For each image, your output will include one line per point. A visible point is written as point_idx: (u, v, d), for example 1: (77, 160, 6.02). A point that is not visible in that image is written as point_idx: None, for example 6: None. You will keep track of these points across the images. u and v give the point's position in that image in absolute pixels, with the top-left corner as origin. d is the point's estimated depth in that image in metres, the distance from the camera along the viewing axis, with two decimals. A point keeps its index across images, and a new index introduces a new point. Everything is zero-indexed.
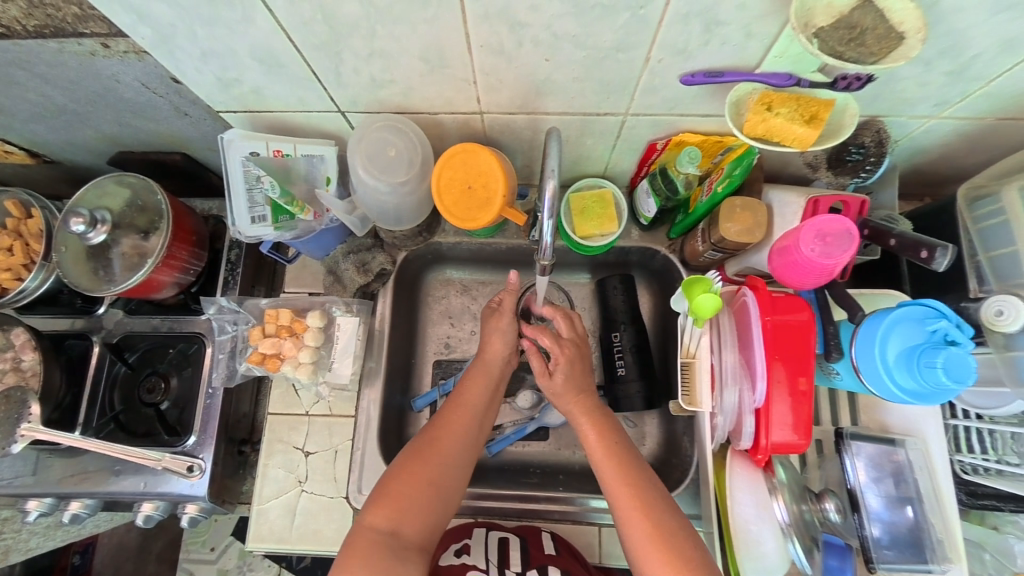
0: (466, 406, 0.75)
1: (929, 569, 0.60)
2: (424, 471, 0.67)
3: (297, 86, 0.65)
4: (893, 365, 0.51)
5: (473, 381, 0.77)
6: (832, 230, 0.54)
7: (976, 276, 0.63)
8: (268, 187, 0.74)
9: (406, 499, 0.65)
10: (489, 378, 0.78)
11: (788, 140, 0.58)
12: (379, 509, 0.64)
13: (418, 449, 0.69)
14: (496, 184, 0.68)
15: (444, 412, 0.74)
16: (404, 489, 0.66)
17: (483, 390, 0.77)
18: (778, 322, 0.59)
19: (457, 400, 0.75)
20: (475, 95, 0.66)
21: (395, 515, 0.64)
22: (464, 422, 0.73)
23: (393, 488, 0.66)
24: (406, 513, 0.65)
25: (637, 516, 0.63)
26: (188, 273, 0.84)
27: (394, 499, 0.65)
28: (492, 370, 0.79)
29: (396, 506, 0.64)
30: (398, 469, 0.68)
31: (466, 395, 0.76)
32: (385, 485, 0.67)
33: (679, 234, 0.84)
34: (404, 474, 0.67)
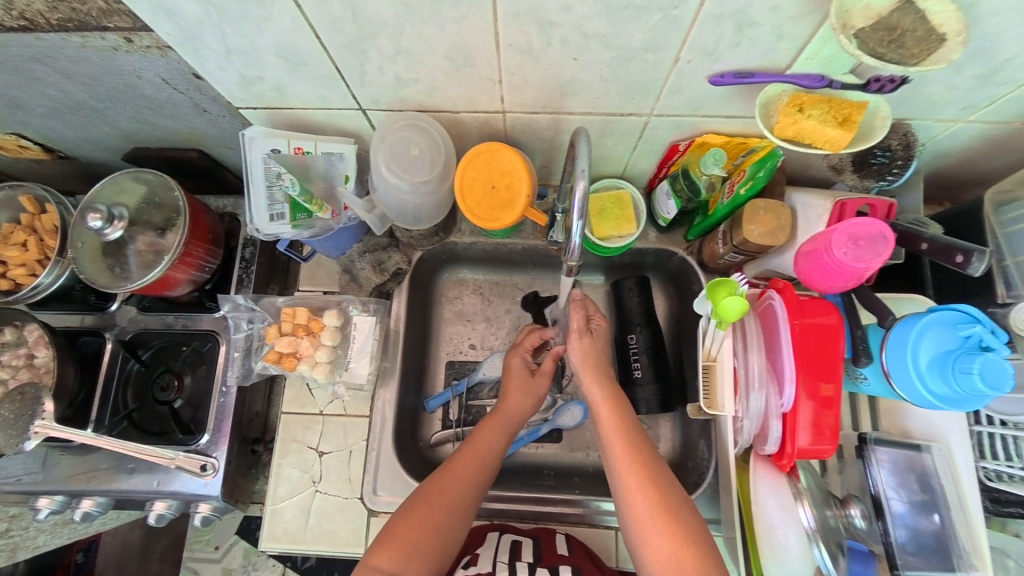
0: (478, 453, 0.72)
1: None
2: (430, 518, 0.65)
3: (321, 84, 0.65)
4: (925, 370, 0.50)
5: (488, 426, 0.76)
6: (864, 233, 0.54)
7: (1003, 282, 0.62)
8: (288, 184, 0.73)
9: (412, 543, 0.63)
10: (505, 427, 0.76)
11: (819, 142, 0.57)
12: (385, 550, 0.63)
13: (426, 492, 0.67)
14: (519, 185, 0.68)
15: (455, 457, 0.71)
16: (409, 532, 0.64)
17: (498, 438, 0.75)
18: (805, 325, 0.58)
19: (471, 446, 0.73)
20: (498, 95, 0.65)
21: (401, 557, 0.62)
22: (476, 469, 0.71)
23: (400, 529, 0.64)
24: (411, 558, 0.63)
25: (660, 524, 0.60)
26: (203, 271, 0.83)
27: (400, 542, 0.63)
28: (507, 416, 0.77)
29: (402, 550, 0.63)
30: (406, 512, 0.66)
31: (480, 441, 0.74)
32: (392, 526, 0.65)
33: (697, 236, 0.84)
34: (412, 519, 0.65)
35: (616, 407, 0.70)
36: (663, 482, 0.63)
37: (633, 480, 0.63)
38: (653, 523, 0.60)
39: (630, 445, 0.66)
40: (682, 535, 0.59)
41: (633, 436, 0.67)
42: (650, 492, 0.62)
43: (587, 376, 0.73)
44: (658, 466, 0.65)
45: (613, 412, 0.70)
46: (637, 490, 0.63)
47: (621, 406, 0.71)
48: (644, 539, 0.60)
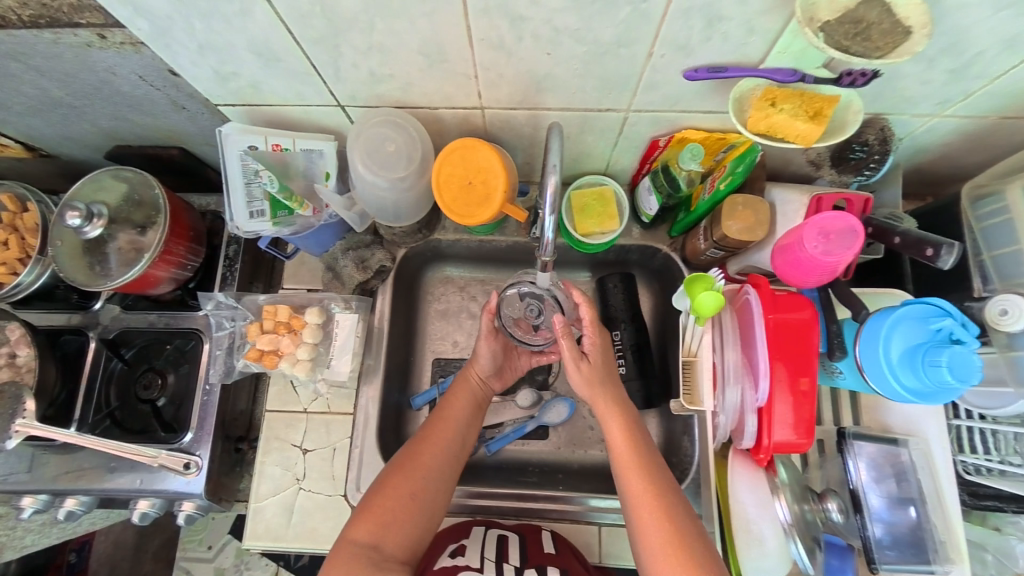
0: (449, 419, 0.74)
1: (931, 569, 0.59)
2: (406, 485, 0.66)
3: (296, 81, 0.65)
4: (896, 364, 0.50)
5: (457, 393, 0.78)
6: (836, 227, 0.54)
7: (980, 276, 0.63)
8: (267, 181, 0.74)
9: (389, 512, 0.64)
10: (473, 392, 0.78)
11: (792, 136, 0.57)
12: (362, 523, 0.63)
13: (401, 462, 0.69)
14: (495, 181, 0.65)
15: (428, 424, 0.73)
16: (387, 502, 0.65)
17: (468, 404, 0.77)
18: (781, 320, 0.57)
19: (443, 412, 0.75)
20: (475, 90, 0.65)
21: (377, 528, 0.63)
22: (448, 433, 0.72)
23: (378, 501, 0.65)
24: (389, 527, 0.64)
25: (674, 561, 0.59)
26: (184, 268, 0.83)
27: (376, 512, 0.64)
28: (478, 386, 0.79)
29: (378, 520, 0.64)
30: (381, 483, 0.67)
31: (450, 408, 0.75)
32: (370, 499, 0.66)
33: (680, 233, 0.84)
34: (388, 487, 0.66)
35: (635, 442, 0.67)
36: (679, 517, 0.62)
37: (657, 544, 0.61)
38: (667, 559, 0.59)
39: (650, 480, 0.64)
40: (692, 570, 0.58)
41: (654, 473, 0.65)
42: (661, 525, 0.61)
43: (603, 407, 0.70)
44: (676, 497, 0.64)
45: (631, 446, 0.67)
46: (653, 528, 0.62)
47: (639, 436, 0.68)
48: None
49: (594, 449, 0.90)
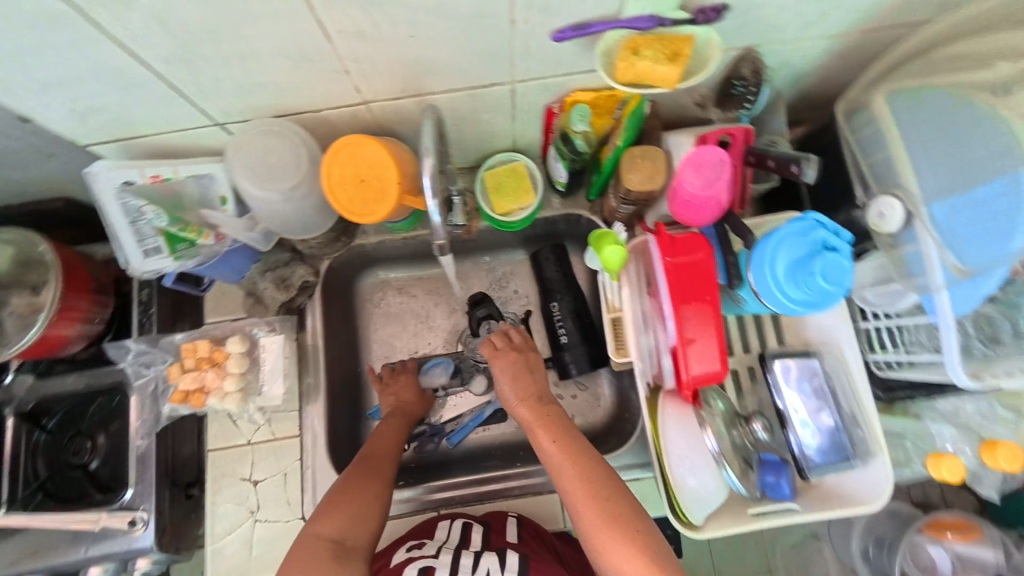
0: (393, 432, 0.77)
1: (851, 464, 0.62)
2: (371, 480, 0.66)
3: (161, 104, 0.62)
4: (783, 279, 0.52)
5: (393, 417, 0.81)
6: (706, 161, 0.55)
7: (861, 184, 0.63)
8: (152, 217, 0.69)
9: (356, 505, 0.63)
10: (406, 416, 0.82)
11: (657, 81, 0.58)
12: (327, 519, 0.61)
13: (362, 464, 0.69)
14: (388, 174, 0.62)
15: (376, 436, 0.76)
16: (353, 495, 0.64)
17: (403, 425, 0.80)
18: (678, 262, 0.57)
19: (386, 428, 0.78)
20: (353, 85, 0.63)
21: (345, 522, 0.61)
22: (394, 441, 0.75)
23: (343, 494, 0.64)
24: (355, 521, 0.62)
25: (614, 538, 0.58)
26: (93, 323, 0.79)
27: (342, 507, 0.62)
28: (406, 412, 0.82)
29: (346, 515, 0.62)
30: (345, 481, 0.66)
31: (391, 426, 0.78)
32: (331, 497, 0.64)
33: (598, 195, 0.84)
34: (350, 485, 0.65)
35: (552, 424, 0.67)
36: (614, 496, 0.61)
37: (596, 528, 0.59)
38: (606, 538, 0.58)
39: (576, 464, 0.63)
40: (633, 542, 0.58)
41: (581, 458, 0.63)
42: (594, 506, 0.60)
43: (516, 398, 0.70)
44: (607, 476, 0.62)
45: (551, 431, 0.66)
46: (588, 509, 0.60)
47: (557, 422, 0.67)
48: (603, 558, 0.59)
49: None
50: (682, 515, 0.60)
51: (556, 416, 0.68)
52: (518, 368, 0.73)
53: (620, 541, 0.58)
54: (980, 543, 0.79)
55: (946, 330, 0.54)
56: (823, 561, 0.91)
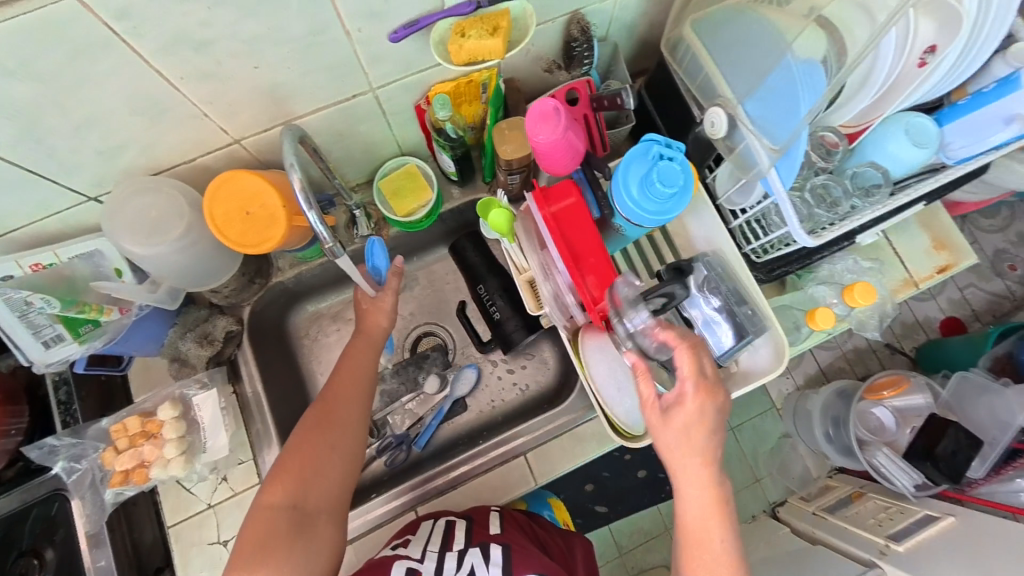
0: (350, 371, 0.76)
1: (750, 339, 0.67)
2: (321, 438, 0.69)
3: (23, 190, 0.61)
4: (638, 198, 0.58)
5: (354, 349, 0.79)
6: (545, 113, 0.60)
7: (696, 104, 0.72)
8: (43, 305, 0.67)
9: (304, 470, 0.67)
10: (370, 345, 0.80)
11: (488, 55, 0.64)
12: (278, 487, 0.65)
13: (312, 422, 0.70)
14: (272, 200, 0.64)
15: (332, 381, 0.75)
16: (300, 461, 0.67)
17: (366, 356, 0.78)
18: (554, 209, 0.63)
19: (344, 365, 0.77)
20: (219, 126, 0.66)
21: (296, 488, 0.66)
22: (351, 386, 0.74)
23: (291, 461, 0.67)
24: (307, 483, 0.66)
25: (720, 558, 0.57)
26: (10, 435, 0.75)
27: (291, 475, 0.66)
28: (371, 336, 0.80)
29: (296, 482, 0.66)
30: (294, 445, 0.69)
31: (350, 361, 0.77)
32: (284, 461, 0.68)
33: (492, 175, 0.90)
34: (300, 450, 0.68)
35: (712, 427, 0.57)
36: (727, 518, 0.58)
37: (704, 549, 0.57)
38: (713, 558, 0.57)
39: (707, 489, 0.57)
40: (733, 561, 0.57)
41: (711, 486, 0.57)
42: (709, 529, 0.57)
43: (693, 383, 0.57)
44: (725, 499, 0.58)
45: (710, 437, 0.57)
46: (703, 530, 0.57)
47: (706, 430, 0.57)
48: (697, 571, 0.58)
49: (510, 394, 0.97)
50: (624, 430, 0.67)
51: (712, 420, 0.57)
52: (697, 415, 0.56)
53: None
54: (910, 392, 0.93)
55: (782, 202, 0.61)
56: (800, 455, 1.09)
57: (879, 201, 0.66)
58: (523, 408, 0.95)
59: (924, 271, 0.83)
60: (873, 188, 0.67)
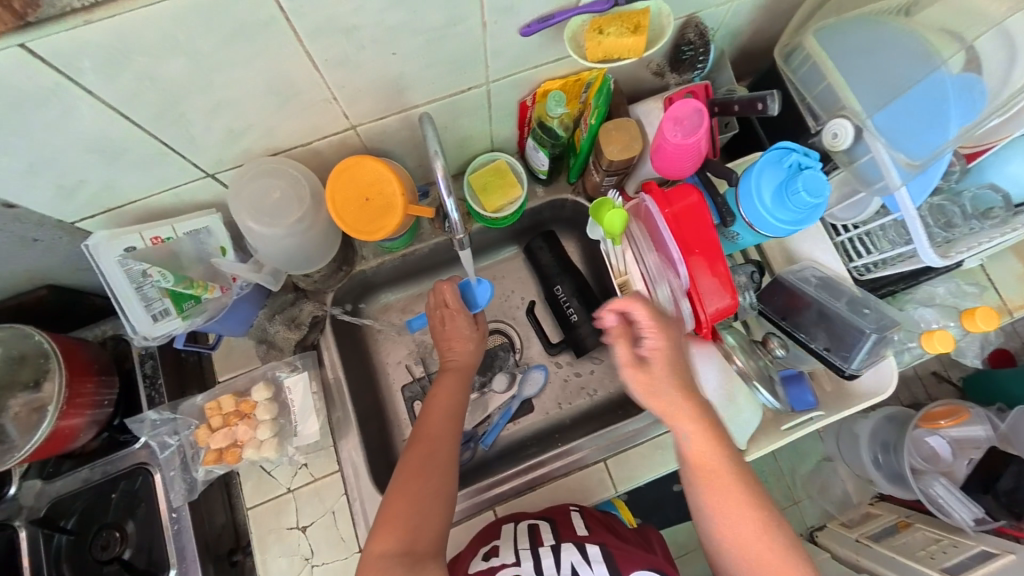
0: (441, 403, 0.74)
1: (875, 338, 0.65)
2: (424, 478, 0.66)
3: (154, 164, 0.61)
4: (772, 206, 0.58)
5: (445, 380, 0.78)
6: (682, 113, 0.61)
7: (810, 115, 0.73)
8: (158, 278, 0.69)
9: (411, 514, 0.63)
10: (460, 375, 0.79)
11: (625, 52, 0.65)
12: (386, 535, 0.62)
13: (411, 462, 0.67)
14: (391, 188, 0.66)
15: (424, 418, 0.73)
16: (405, 504, 0.64)
17: (457, 386, 0.77)
18: (675, 211, 0.63)
19: (435, 398, 0.75)
20: (340, 112, 0.66)
21: (405, 534, 0.62)
22: (446, 418, 0.73)
23: (396, 505, 0.64)
24: (415, 530, 0.62)
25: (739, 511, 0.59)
26: (103, 406, 0.75)
27: (399, 520, 0.63)
28: (461, 366, 0.80)
29: (404, 528, 0.62)
30: (397, 486, 0.65)
31: (441, 394, 0.75)
32: (387, 509, 0.64)
33: (578, 176, 0.90)
34: (404, 493, 0.64)
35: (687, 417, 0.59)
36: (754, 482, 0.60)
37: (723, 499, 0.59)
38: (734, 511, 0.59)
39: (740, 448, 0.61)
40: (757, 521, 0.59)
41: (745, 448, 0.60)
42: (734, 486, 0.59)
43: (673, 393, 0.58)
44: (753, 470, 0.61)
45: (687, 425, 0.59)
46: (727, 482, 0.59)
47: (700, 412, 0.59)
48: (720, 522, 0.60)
49: (580, 398, 0.94)
50: None
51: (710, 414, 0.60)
52: (673, 362, 0.59)
53: (739, 496, 0.59)
54: (970, 423, 0.88)
55: (910, 219, 0.64)
56: (841, 479, 1.03)
57: (999, 222, 0.66)
58: (593, 413, 0.93)
59: (1017, 298, 0.81)
60: (991, 210, 0.67)
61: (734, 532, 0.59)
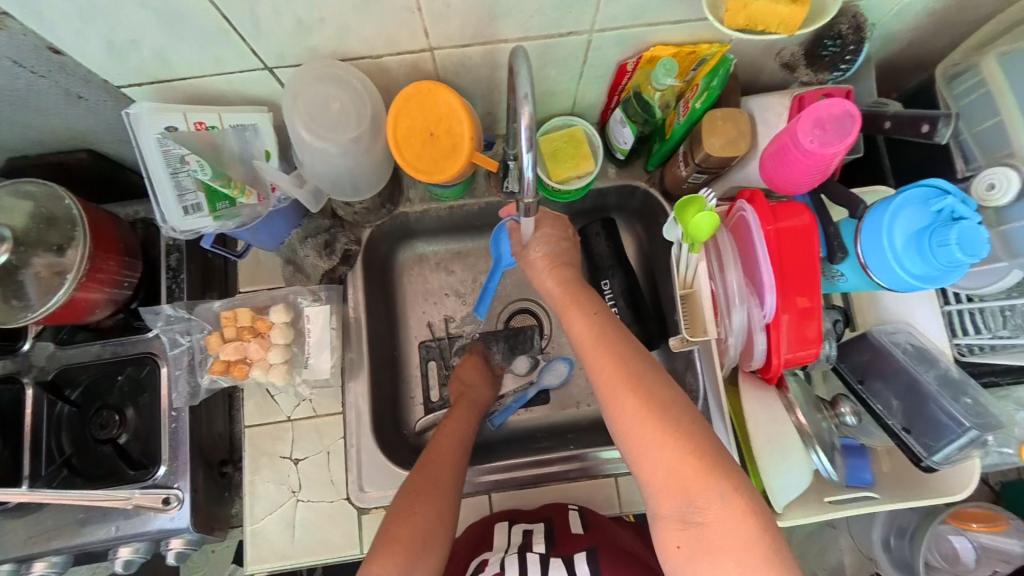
0: (449, 431, 0.73)
1: (971, 436, 0.56)
2: (431, 504, 0.63)
3: (211, 40, 0.55)
4: (902, 251, 0.50)
5: (457, 411, 0.77)
6: (829, 115, 0.52)
7: (961, 156, 0.63)
8: (196, 168, 0.65)
9: (415, 538, 0.60)
10: (472, 407, 0.78)
11: (774, 26, 0.54)
12: (386, 557, 0.58)
13: (417, 483, 0.65)
14: (460, 127, 0.59)
15: (433, 443, 0.71)
16: (408, 527, 0.61)
17: (468, 418, 0.77)
18: (780, 229, 0.55)
19: (445, 427, 0.74)
20: (421, 28, 0.58)
21: (406, 561, 0.58)
22: (454, 447, 0.71)
23: (399, 526, 0.61)
24: (418, 556, 0.59)
25: (650, 429, 0.51)
26: (121, 287, 0.74)
27: (401, 542, 0.59)
28: (474, 402, 0.80)
29: (406, 553, 0.59)
30: (402, 507, 0.63)
31: (451, 425, 0.74)
32: (389, 528, 0.61)
33: (657, 165, 0.80)
34: (409, 515, 0.62)
35: (577, 306, 0.61)
36: (660, 390, 0.53)
37: (632, 416, 0.53)
38: (645, 430, 0.52)
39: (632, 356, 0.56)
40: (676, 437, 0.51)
41: (636, 359, 0.55)
42: (636, 399, 0.53)
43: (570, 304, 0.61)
44: (658, 379, 0.54)
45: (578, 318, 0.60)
46: (626, 394, 0.53)
47: (582, 303, 0.61)
48: (638, 451, 0.52)
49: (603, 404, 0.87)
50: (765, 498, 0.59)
51: (601, 319, 0.59)
52: (555, 258, 0.64)
53: (642, 411, 0.52)
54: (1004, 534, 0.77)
55: None
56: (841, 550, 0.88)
57: None
58: None
59: None
60: None
61: (654, 458, 0.51)
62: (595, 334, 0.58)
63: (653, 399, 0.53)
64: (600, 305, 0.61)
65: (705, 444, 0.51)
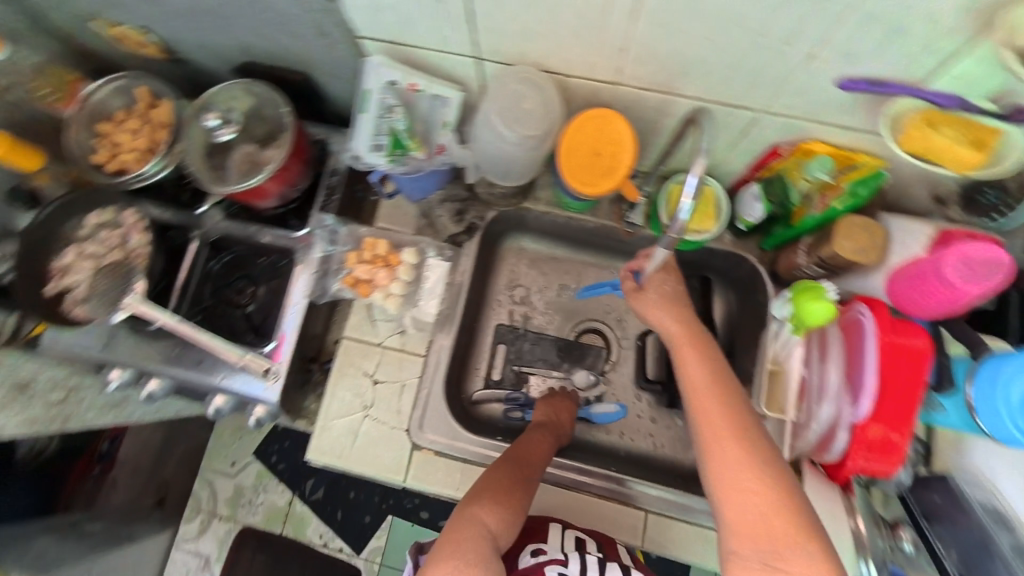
0: (539, 436, 0.77)
1: None
2: (520, 481, 0.69)
3: (446, 24, 0.66)
4: (1015, 406, 0.53)
5: (538, 428, 0.79)
6: (980, 258, 0.56)
7: None
8: (397, 117, 0.77)
9: (507, 503, 0.66)
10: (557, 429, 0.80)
11: (945, 159, 0.58)
12: (484, 509, 0.64)
13: (511, 459, 0.71)
14: (625, 155, 0.68)
15: (522, 441, 0.76)
16: (501, 493, 0.66)
17: (549, 439, 0.78)
18: (894, 344, 0.57)
19: (534, 434, 0.78)
20: (619, 64, 0.65)
21: (500, 521, 0.64)
22: (541, 448, 0.75)
23: (491, 488, 0.67)
24: (509, 521, 0.65)
25: (749, 478, 0.54)
26: (293, 189, 0.86)
27: (494, 500, 0.65)
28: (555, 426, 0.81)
29: (502, 513, 0.65)
30: (493, 474, 0.69)
31: (536, 436, 0.77)
32: (482, 489, 0.67)
33: (772, 247, 0.84)
34: (499, 485, 0.67)
35: (700, 350, 0.65)
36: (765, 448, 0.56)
37: (731, 461, 0.56)
38: (742, 477, 0.54)
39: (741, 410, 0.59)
40: (772, 492, 0.53)
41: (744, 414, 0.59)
42: (739, 447, 0.56)
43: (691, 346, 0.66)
44: (762, 437, 0.57)
45: (700, 359, 0.64)
46: (730, 441, 0.57)
47: (707, 348, 0.65)
48: (729, 494, 0.55)
49: (644, 441, 0.90)
50: None
51: (721, 369, 0.63)
52: (672, 298, 0.70)
53: (741, 459, 0.55)
54: None
55: None
56: None
57: None
58: (648, 462, 0.89)
59: None
60: None
61: (744, 501, 0.53)
62: (707, 381, 0.62)
63: (753, 451, 0.56)
64: (719, 356, 0.65)
65: (804, 513, 0.52)
